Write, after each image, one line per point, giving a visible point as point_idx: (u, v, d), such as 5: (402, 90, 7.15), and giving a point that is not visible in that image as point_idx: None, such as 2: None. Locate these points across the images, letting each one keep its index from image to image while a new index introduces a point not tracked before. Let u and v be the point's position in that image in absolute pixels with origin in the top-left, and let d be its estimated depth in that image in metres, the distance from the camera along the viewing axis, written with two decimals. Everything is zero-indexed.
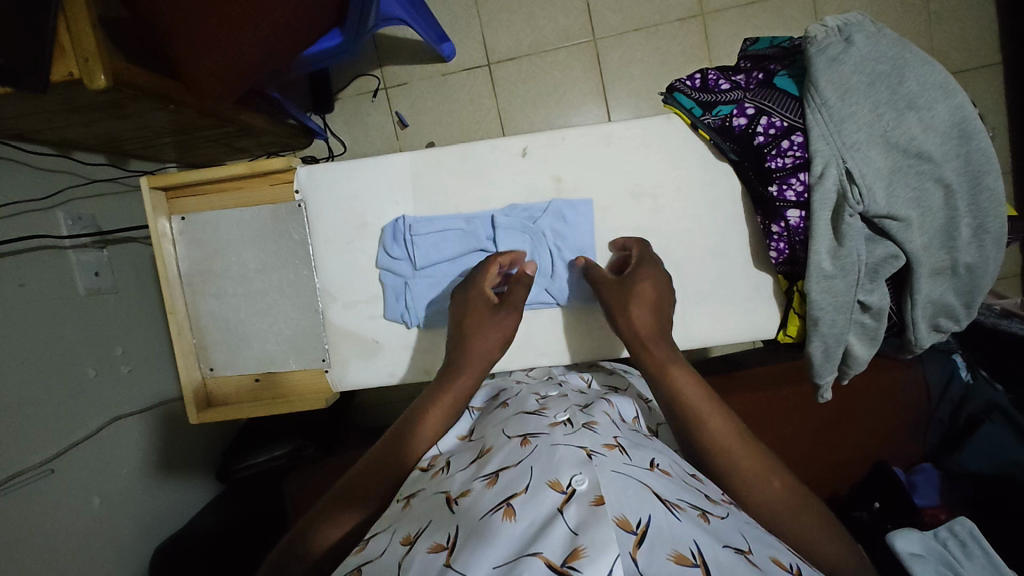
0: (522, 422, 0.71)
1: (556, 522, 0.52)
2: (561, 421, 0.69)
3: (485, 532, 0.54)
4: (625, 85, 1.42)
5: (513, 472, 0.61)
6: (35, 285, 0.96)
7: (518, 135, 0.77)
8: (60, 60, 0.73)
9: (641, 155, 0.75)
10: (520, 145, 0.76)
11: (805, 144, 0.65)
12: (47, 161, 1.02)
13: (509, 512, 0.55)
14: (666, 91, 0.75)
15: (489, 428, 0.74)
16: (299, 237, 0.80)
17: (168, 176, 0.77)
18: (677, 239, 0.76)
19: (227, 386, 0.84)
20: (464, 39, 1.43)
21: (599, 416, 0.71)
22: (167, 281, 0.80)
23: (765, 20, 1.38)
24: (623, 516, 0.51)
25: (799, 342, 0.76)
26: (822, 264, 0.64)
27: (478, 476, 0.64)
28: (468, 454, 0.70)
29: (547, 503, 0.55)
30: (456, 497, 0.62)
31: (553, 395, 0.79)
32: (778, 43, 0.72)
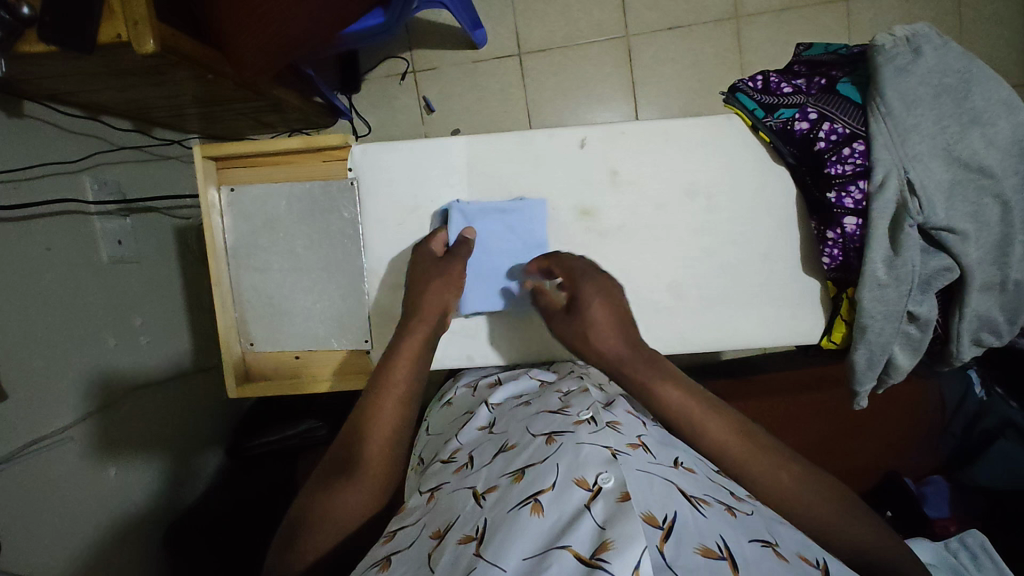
0: (546, 420, 0.69)
1: (583, 518, 0.51)
2: (585, 419, 0.66)
3: (512, 525, 0.53)
4: (655, 83, 1.42)
5: (541, 468, 0.59)
6: (60, 250, 0.94)
7: (577, 126, 0.77)
8: (109, 21, 0.72)
9: (698, 153, 0.75)
10: (579, 136, 0.76)
11: (866, 152, 0.65)
12: (75, 125, 1.00)
13: (537, 507, 0.54)
14: (727, 90, 0.75)
15: (511, 423, 0.73)
16: (349, 216, 0.80)
17: (222, 146, 0.77)
18: (727, 239, 0.76)
19: (266, 361, 0.84)
20: (497, 26, 1.42)
21: (622, 416, 0.69)
22: (213, 252, 0.79)
23: (799, 27, 1.38)
24: (649, 511, 0.51)
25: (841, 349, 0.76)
26: (877, 272, 0.65)
27: (503, 472, 0.62)
28: (489, 447, 0.70)
29: (574, 499, 0.53)
30: (484, 492, 0.60)
31: (575, 391, 0.77)
32: (833, 48, 0.72)
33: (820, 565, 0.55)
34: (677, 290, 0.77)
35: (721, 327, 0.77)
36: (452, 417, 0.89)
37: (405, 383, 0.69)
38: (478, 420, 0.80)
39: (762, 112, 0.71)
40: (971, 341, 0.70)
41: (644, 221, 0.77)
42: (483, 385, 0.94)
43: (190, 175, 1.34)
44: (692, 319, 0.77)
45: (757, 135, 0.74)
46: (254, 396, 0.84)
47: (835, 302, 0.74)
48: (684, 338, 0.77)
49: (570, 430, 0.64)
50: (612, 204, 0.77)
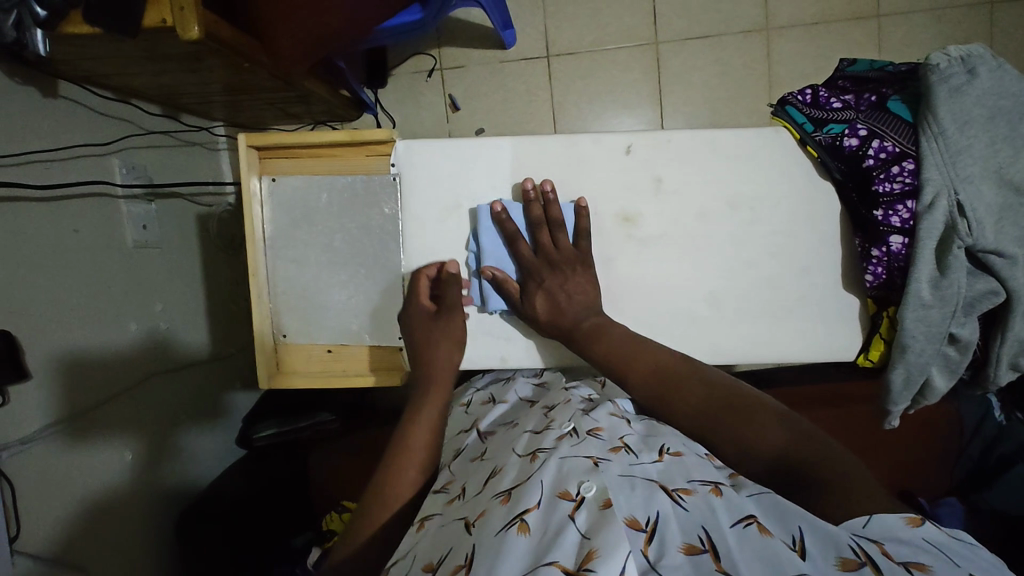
0: (531, 437, 0.69)
1: (567, 529, 0.50)
2: (566, 432, 0.67)
3: (499, 547, 0.50)
4: (681, 92, 1.42)
5: (526, 486, 0.58)
6: (88, 232, 0.94)
7: (624, 131, 0.76)
8: (155, 5, 0.71)
9: (744, 164, 0.75)
10: (626, 141, 0.75)
11: (915, 171, 0.66)
12: (107, 107, 1.00)
13: (523, 526, 0.52)
14: (777, 103, 0.75)
15: (499, 446, 0.72)
16: (389, 212, 0.79)
17: (268, 135, 0.77)
18: (767, 252, 0.75)
19: (299, 354, 0.84)
20: (526, 27, 1.42)
21: (604, 420, 0.71)
22: (252, 241, 0.79)
23: (830, 42, 1.38)
24: (632, 515, 0.51)
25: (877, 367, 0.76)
26: (921, 292, 0.64)
27: (492, 494, 0.60)
28: (478, 471, 0.68)
29: (559, 511, 0.53)
30: (474, 519, 0.57)
31: (558, 405, 0.77)
32: (880, 66, 0.72)
33: (799, 542, 0.48)
34: (715, 301, 0.77)
35: (756, 341, 0.76)
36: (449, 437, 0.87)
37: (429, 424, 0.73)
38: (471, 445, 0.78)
39: (811, 126, 0.71)
40: (1010, 365, 0.70)
41: (685, 230, 0.76)
42: (477, 401, 0.93)
43: (214, 162, 1.34)
44: (728, 330, 0.76)
45: (804, 149, 0.74)
46: (285, 387, 0.84)
47: (874, 319, 0.74)
48: (717, 349, 0.77)
49: (551, 445, 0.65)
50: (653, 211, 0.77)
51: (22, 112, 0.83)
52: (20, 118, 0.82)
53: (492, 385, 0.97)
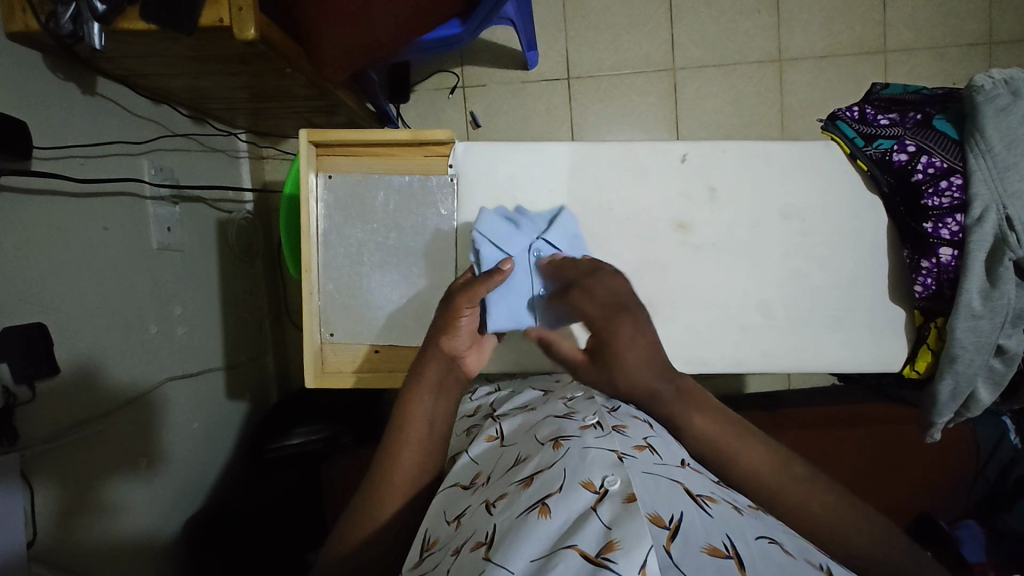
0: (554, 425, 0.70)
1: (590, 518, 0.51)
2: (591, 424, 0.68)
3: (521, 529, 0.52)
4: (697, 117, 1.46)
5: (549, 474, 0.59)
6: (116, 231, 0.92)
7: (680, 141, 0.81)
8: (213, 5, 0.72)
9: (793, 177, 0.81)
10: (683, 150, 0.80)
11: (962, 186, 0.73)
12: (140, 107, 1.00)
13: (545, 510, 0.54)
14: (826, 120, 0.83)
15: (521, 434, 0.73)
16: (445, 212, 0.81)
17: (328, 131, 0.79)
18: (815, 261, 0.81)
19: (345, 355, 0.84)
20: (548, 50, 1.45)
21: (628, 420, 0.69)
22: (307, 238, 0.81)
23: (838, 74, 1.43)
24: (656, 512, 0.51)
25: (922, 377, 0.81)
26: (972, 304, 0.71)
27: (512, 480, 0.62)
28: (504, 461, 0.68)
29: (580, 502, 0.54)
30: (495, 500, 0.60)
31: (580, 397, 0.78)
32: (914, 91, 0.80)
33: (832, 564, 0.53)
34: (765, 308, 0.81)
35: (805, 349, 0.81)
36: (457, 426, 0.88)
37: (420, 426, 0.68)
38: (487, 431, 0.78)
39: (861, 141, 0.79)
40: None
41: (737, 238, 0.81)
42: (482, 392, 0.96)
43: (235, 170, 1.33)
44: (779, 337, 0.80)
45: (853, 164, 0.80)
46: (330, 386, 0.84)
47: (921, 331, 0.79)
48: (766, 355, 0.81)
49: (576, 434, 0.65)
50: (707, 219, 0.81)
51: (62, 107, 0.82)
52: (61, 112, 0.82)
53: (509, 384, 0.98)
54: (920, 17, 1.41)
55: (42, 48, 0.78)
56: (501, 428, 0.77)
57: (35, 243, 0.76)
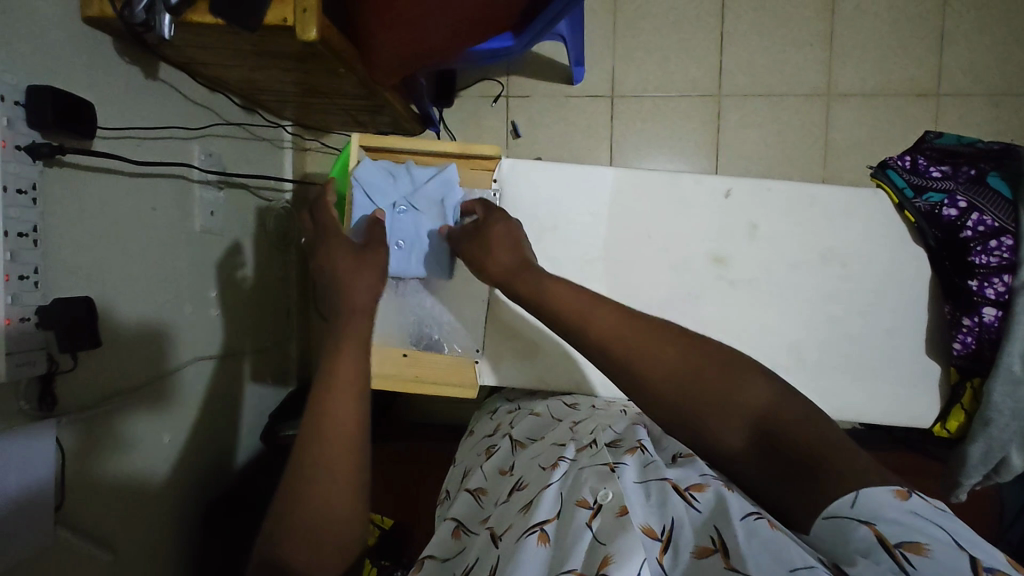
0: (557, 451, 0.73)
1: (584, 535, 0.53)
2: (586, 445, 0.70)
3: (519, 550, 0.54)
4: (738, 147, 1.45)
5: (546, 496, 0.61)
6: (164, 213, 0.95)
7: (725, 176, 0.81)
8: (279, 5, 0.75)
9: (838, 221, 0.80)
10: (727, 186, 0.80)
11: (1013, 247, 0.72)
12: (195, 94, 1.03)
13: (543, 536, 0.55)
14: (875, 166, 0.83)
15: (527, 460, 0.76)
16: None
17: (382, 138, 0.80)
18: (850, 308, 0.80)
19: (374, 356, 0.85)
20: (595, 67, 1.46)
21: (625, 431, 0.73)
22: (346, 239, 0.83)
23: (887, 114, 1.41)
24: (648, 525, 0.52)
25: (952, 438, 0.80)
26: (1012, 368, 0.70)
27: (516, 507, 0.64)
28: (507, 488, 0.71)
29: (576, 521, 0.55)
30: (500, 532, 0.61)
31: (584, 420, 0.81)
32: (967, 142, 0.80)
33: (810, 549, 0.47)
34: (796, 350, 0.81)
35: (834, 399, 0.80)
36: (476, 446, 0.92)
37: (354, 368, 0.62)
38: (502, 457, 0.82)
39: (910, 192, 0.78)
40: None
41: (773, 277, 0.80)
42: (502, 412, 0.99)
43: (277, 160, 1.37)
44: (809, 383, 0.80)
45: (901, 215, 0.79)
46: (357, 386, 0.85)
47: (955, 390, 0.78)
48: None
49: (572, 458, 0.68)
50: (744, 255, 0.81)
51: (126, 89, 0.85)
52: (124, 96, 0.85)
53: (525, 398, 1.02)
54: (978, 62, 1.38)
55: (114, 33, 0.81)
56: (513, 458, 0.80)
57: (90, 218, 0.78)
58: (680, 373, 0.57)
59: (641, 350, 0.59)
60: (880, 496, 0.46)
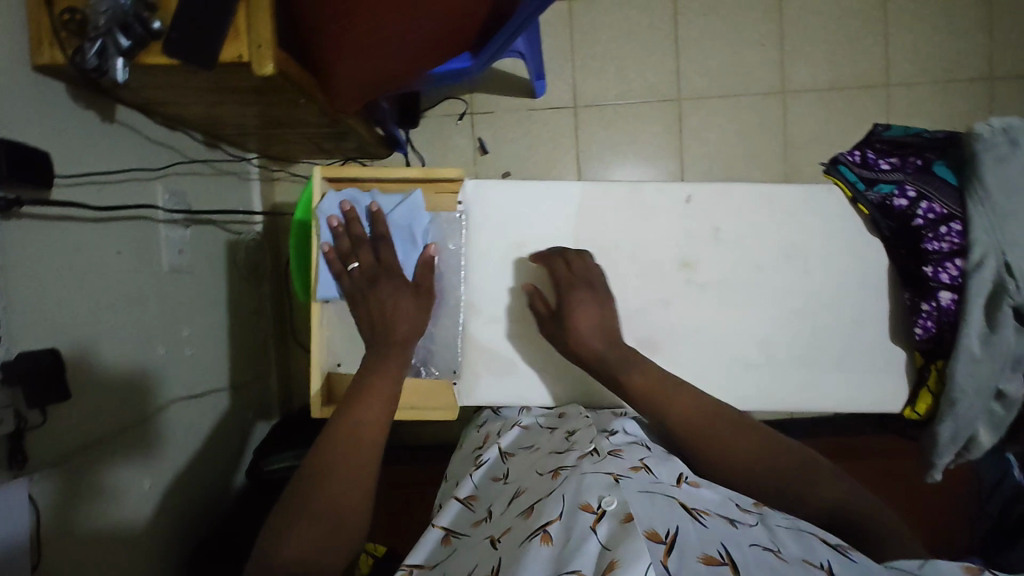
0: (555, 459, 0.73)
1: (588, 539, 0.54)
2: (587, 451, 0.71)
3: (523, 556, 0.56)
4: (700, 148, 1.48)
5: (548, 502, 0.63)
6: (130, 256, 0.94)
7: (686, 182, 0.83)
8: (233, 42, 0.75)
9: (795, 218, 0.83)
10: (688, 191, 0.82)
11: (962, 232, 0.75)
12: (155, 134, 1.02)
13: (546, 537, 0.57)
14: (826, 162, 0.85)
15: (521, 470, 0.77)
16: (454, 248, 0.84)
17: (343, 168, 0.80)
18: (814, 300, 0.83)
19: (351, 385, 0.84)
20: (555, 79, 1.48)
21: (625, 445, 0.74)
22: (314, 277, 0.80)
23: (839, 107, 1.46)
24: (652, 529, 0.54)
25: (922, 421, 0.83)
26: (972, 348, 0.73)
27: (515, 514, 0.66)
28: (503, 499, 0.73)
29: (579, 524, 0.56)
30: (501, 536, 0.63)
31: (578, 429, 0.82)
32: (914, 133, 0.82)
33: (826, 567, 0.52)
34: (766, 345, 0.83)
35: (805, 390, 0.83)
36: (464, 460, 0.93)
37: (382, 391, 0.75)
38: (493, 468, 0.82)
39: (862, 185, 0.81)
40: None
41: (739, 277, 0.83)
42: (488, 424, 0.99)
43: (244, 193, 1.36)
44: (781, 377, 0.83)
45: (855, 208, 0.82)
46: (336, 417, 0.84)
47: (922, 372, 0.81)
48: (767, 393, 0.83)
49: (574, 463, 0.69)
50: (709, 257, 0.83)
51: (82, 135, 0.84)
52: (82, 142, 0.84)
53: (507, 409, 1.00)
54: (921, 52, 1.44)
55: (66, 80, 0.80)
56: (506, 468, 0.81)
57: (53, 267, 0.77)
58: (755, 464, 0.69)
59: (726, 441, 0.71)
60: (949, 571, 0.50)
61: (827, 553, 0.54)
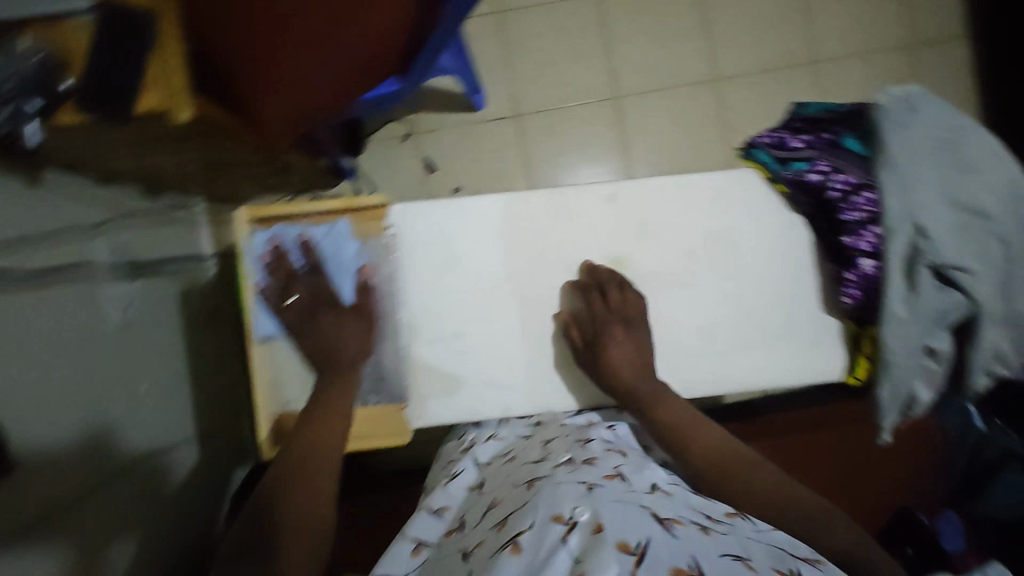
0: (529, 469, 0.74)
1: (560, 551, 0.54)
2: (563, 461, 0.73)
3: (493, 569, 0.56)
4: (644, 143, 1.50)
5: (521, 513, 0.63)
6: (73, 318, 0.92)
7: (608, 182, 0.88)
8: (148, 93, 0.75)
9: (718, 204, 0.87)
10: (610, 190, 0.87)
11: (874, 200, 0.78)
12: (90, 192, 1.01)
13: (516, 548, 0.57)
14: (744, 148, 0.90)
15: (496, 479, 0.78)
16: (387, 269, 0.88)
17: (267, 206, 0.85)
18: (743, 281, 0.87)
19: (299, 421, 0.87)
20: (494, 90, 1.50)
21: (601, 452, 0.76)
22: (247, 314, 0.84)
23: (773, 88, 1.50)
24: (623, 539, 0.54)
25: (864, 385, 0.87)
26: (897, 311, 0.75)
27: (489, 524, 0.65)
28: (478, 506, 0.73)
29: (550, 535, 0.57)
30: (472, 549, 0.63)
31: (555, 437, 0.83)
32: (829, 109, 0.86)
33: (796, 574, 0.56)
34: (703, 330, 0.87)
35: (747, 369, 0.87)
36: (438, 471, 0.93)
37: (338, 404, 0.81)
38: (467, 475, 0.83)
39: (777, 165, 0.85)
40: (986, 371, 0.79)
41: (670, 266, 0.88)
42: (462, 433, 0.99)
43: (194, 239, 1.34)
44: (720, 358, 0.87)
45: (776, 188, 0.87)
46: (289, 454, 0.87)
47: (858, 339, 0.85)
48: (712, 376, 0.87)
49: (548, 474, 0.70)
50: (641, 252, 0.88)
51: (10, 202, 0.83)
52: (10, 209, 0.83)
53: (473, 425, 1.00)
54: (842, 27, 1.49)
55: None
56: (482, 475, 0.82)
57: None
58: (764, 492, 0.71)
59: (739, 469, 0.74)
60: None
61: (800, 564, 0.58)
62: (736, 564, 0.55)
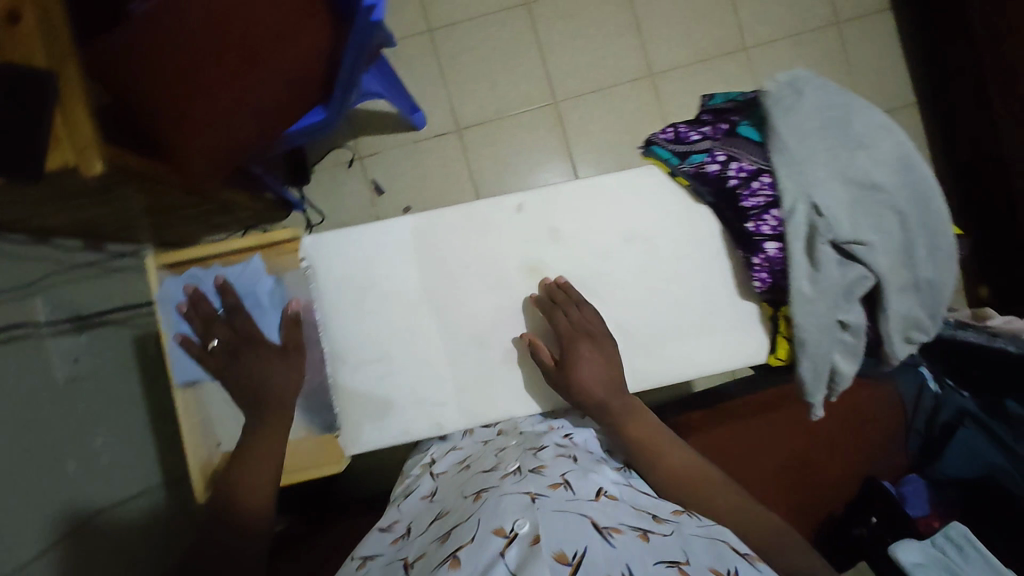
0: (477, 480, 0.75)
1: (497, 565, 0.55)
2: (511, 471, 0.74)
3: None
4: (587, 144, 1.52)
5: (463, 527, 0.63)
6: (17, 378, 0.92)
7: (514, 193, 0.90)
8: (56, 149, 0.72)
9: (629, 202, 0.90)
10: (516, 201, 0.89)
11: (771, 184, 0.81)
12: (27, 249, 1.01)
13: (455, 563, 0.57)
14: (648, 145, 0.92)
15: (449, 488, 0.79)
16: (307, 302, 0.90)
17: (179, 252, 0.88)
18: (661, 276, 0.89)
19: None
20: (433, 107, 1.51)
21: (550, 459, 0.77)
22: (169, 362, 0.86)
23: (708, 78, 1.52)
24: (560, 550, 0.55)
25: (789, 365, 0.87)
26: (804, 289, 0.77)
27: (433, 538, 0.66)
28: (427, 517, 0.74)
29: (488, 550, 0.57)
30: (414, 560, 0.64)
31: (508, 446, 0.84)
32: (732, 99, 0.90)
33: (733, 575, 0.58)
34: (623, 329, 0.89)
35: (675, 360, 0.89)
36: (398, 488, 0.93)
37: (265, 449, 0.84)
38: (422, 490, 0.84)
39: (676, 160, 0.88)
40: (902, 339, 0.81)
41: (591, 269, 0.90)
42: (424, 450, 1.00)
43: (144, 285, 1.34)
44: (643, 353, 0.89)
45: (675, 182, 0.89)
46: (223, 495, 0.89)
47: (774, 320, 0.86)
48: (636, 372, 0.89)
49: (495, 484, 0.71)
50: (556, 256, 0.90)
51: None
52: None
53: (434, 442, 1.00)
54: (768, 12, 1.51)
55: None
56: (436, 486, 0.83)
57: None
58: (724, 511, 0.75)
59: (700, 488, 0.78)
60: None
61: (739, 563, 0.61)
62: (672, 569, 0.57)
